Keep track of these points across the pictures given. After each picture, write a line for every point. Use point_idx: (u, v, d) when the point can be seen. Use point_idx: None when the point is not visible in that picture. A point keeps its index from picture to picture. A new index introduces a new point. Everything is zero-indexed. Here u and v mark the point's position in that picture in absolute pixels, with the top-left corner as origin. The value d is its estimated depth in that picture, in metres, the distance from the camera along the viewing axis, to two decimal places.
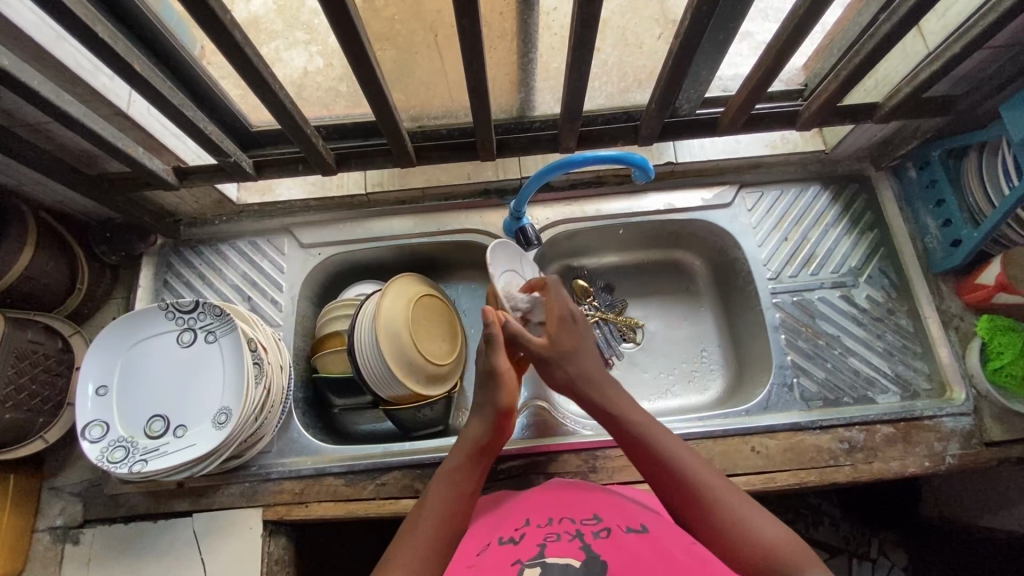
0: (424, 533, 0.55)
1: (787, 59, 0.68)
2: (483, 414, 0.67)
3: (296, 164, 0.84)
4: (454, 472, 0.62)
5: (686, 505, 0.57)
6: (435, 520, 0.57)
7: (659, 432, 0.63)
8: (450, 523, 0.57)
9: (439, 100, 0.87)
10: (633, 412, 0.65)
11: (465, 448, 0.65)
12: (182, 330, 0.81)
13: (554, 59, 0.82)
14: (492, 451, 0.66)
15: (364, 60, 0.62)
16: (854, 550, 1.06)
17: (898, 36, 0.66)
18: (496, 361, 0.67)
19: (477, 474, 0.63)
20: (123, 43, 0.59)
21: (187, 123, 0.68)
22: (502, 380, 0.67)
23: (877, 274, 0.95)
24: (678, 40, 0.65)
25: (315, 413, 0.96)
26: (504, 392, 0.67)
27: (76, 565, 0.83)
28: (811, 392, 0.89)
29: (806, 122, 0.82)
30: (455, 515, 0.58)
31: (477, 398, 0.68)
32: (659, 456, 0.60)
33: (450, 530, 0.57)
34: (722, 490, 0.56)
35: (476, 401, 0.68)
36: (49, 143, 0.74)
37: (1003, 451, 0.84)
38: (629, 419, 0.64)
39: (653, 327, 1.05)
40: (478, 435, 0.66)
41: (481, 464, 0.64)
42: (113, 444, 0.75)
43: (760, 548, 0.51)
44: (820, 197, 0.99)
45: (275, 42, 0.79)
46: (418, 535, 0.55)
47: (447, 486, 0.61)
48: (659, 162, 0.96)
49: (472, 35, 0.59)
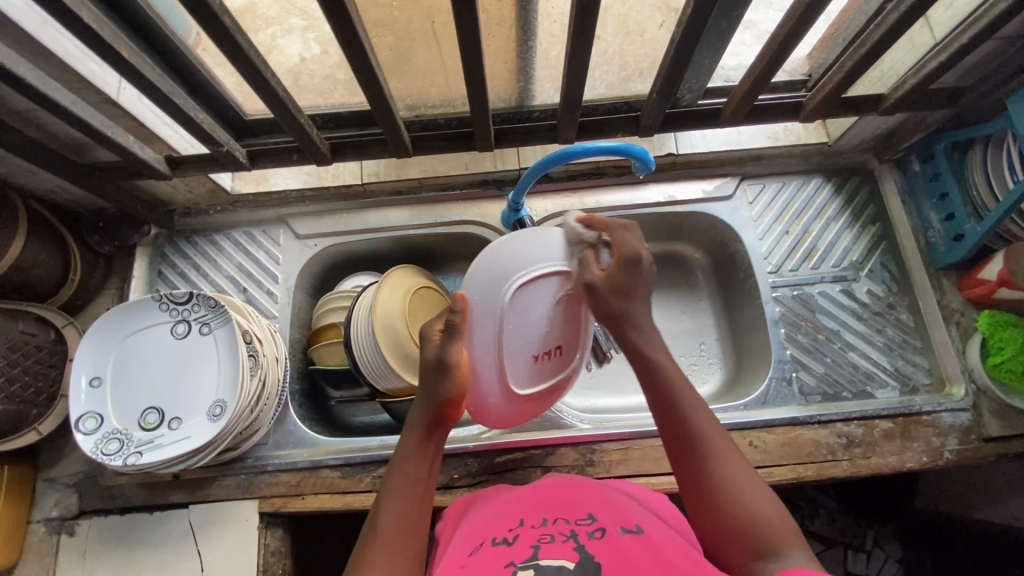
0: (391, 534, 0.56)
1: (792, 48, 0.67)
2: (427, 400, 0.64)
3: (290, 154, 0.83)
4: (405, 462, 0.62)
5: (684, 458, 0.58)
6: (401, 522, 0.58)
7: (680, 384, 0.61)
8: (412, 516, 0.58)
9: (436, 89, 0.85)
10: (662, 356, 0.63)
11: (413, 437, 0.64)
12: (176, 322, 0.80)
13: (554, 47, 0.80)
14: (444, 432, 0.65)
15: (358, 47, 0.61)
16: (849, 542, 1.07)
17: (906, 26, 0.64)
18: (447, 352, 0.63)
19: (429, 458, 0.63)
20: (110, 29, 0.57)
21: (178, 113, 0.67)
22: (453, 372, 0.63)
23: (878, 269, 0.95)
24: (680, 29, 0.64)
25: (311, 405, 0.95)
26: (452, 380, 0.63)
27: (72, 557, 0.83)
28: (809, 387, 0.89)
29: (810, 113, 0.81)
30: (416, 506, 0.59)
31: (426, 385, 0.64)
32: (674, 407, 0.60)
33: (409, 527, 0.57)
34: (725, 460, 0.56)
35: (423, 390, 0.64)
36: (38, 132, 0.72)
37: (1001, 446, 0.84)
38: (655, 362, 0.63)
39: (651, 320, 1.04)
40: (420, 425, 0.64)
41: (432, 446, 0.63)
42: (106, 436, 0.75)
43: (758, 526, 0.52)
44: (823, 189, 0.98)
45: (271, 29, 0.77)
46: (386, 540, 0.56)
47: (401, 482, 0.60)
48: (659, 154, 0.95)
49: (469, 23, 0.58)
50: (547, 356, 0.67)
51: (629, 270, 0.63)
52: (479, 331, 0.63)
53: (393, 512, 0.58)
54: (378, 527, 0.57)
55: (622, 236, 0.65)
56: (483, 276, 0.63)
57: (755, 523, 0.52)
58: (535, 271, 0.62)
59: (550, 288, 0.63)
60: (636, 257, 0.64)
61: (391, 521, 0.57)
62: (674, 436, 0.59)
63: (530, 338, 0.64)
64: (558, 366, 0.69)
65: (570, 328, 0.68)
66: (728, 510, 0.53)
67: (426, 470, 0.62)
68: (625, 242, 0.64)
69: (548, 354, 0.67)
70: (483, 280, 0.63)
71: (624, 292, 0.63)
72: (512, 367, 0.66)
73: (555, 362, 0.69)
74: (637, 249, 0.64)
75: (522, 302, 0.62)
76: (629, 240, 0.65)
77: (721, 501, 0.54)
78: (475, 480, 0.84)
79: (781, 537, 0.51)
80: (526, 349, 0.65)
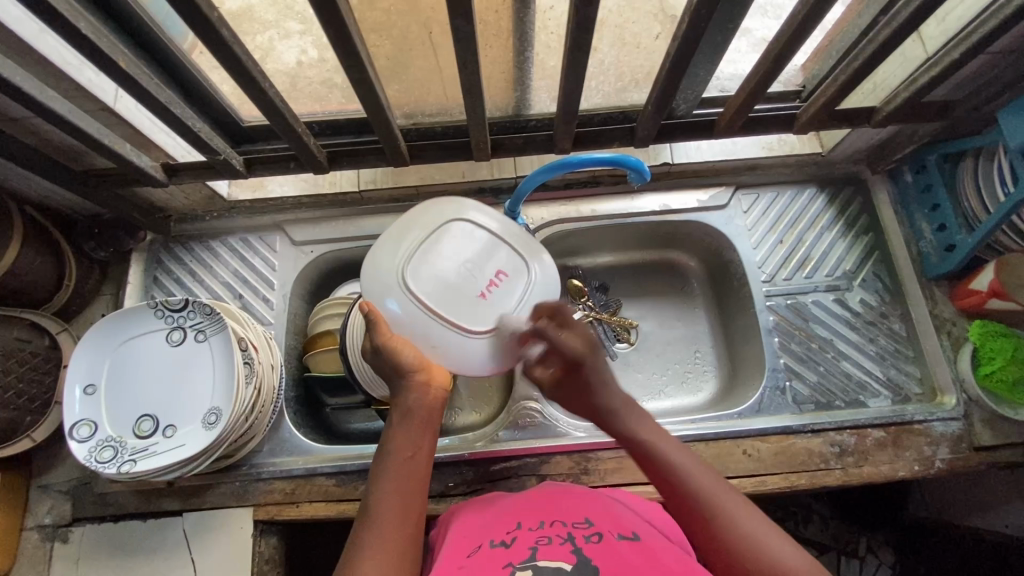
0: (382, 517, 0.54)
1: (785, 63, 0.68)
2: (398, 381, 0.63)
3: (287, 162, 0.82)
4: (392, 442, 0.59)
5: (695, 522, 0.54)
6: (394, 504, 0.55)
7: (671, 451, 0.59)
8: (404, 495, 0.56)
9: (434, 98, 0.86)
10: (645, 428, 0.61)
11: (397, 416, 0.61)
12: (172, 329, 0.80)
13: (550, 58, 0.81)
14: (428, 410, 0.62)
15: (355, 57, 0.61)
16: (843, 548, 1.09)
17: (898, 41, 0.65)
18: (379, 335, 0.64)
19: (413, 435, 0.60)
20: (107, 39, 0.57)
21: (175, 121, 0.67)
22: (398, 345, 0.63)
23: (871, 279, 0.95)
24: (675, 42, 0.64)
25: (305, 412, 0.95)
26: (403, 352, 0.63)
27: (65, 564, 0.82)
28: (803, 395, 0.90)
29: (803, 126, 0.82)
30: (408, 488, 0.56)
31: (387, 370, 0.64)
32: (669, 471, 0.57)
33: (408, 511, 0.55)
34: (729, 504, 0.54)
35: (385, 372, 0.64)
36: (34, 139, 0.72)
37: (992, 455, 0.85)
38: (642, 437, 0.60)
39: (646, 328, 1.05)
40: (400, 402, 0.62)
41: (416, 421, 0.61)
42: (101, 443, 0.75)
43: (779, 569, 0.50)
44: (816, 199, 0.99)
45: (268, 33, 0.78)
46: (379, 521, 0.53)
47: (390, 461, 0.58)
48: (655, 163, 0.96)
49: (467, 35, 0.58)
50: (493, 286, 0.67)
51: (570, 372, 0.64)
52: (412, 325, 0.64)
53: (385, 494, 0.56)
54: (370, 514, 0.54)
55: (557, 342, 0.64)
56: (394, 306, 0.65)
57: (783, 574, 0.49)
58: (402, 271, 0.65)
59: (423, 264, 0.66)
60: (577, 358, 0.63)
61: (381, 505, 0.55)
62: (678, 503, 0.56)
63: (461, 283, 0.66)
64: (514, 286, 0.67)
65: (477, 260, 0.67)
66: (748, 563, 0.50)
67: (414, 446, 0.59)
68: (565, 346, 0.64)
69: (493, 285, 0.67)
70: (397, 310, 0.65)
71: (583, 396, 0.64)
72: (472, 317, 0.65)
73: (507, 287, 0.67)
74: (575, 348, 0.64)
75: (420, 277, 0.65)
76: (569, 339, 0.64)
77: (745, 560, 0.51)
78: (469, 488, 0.84)
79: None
80: (464, 296, 0.66)
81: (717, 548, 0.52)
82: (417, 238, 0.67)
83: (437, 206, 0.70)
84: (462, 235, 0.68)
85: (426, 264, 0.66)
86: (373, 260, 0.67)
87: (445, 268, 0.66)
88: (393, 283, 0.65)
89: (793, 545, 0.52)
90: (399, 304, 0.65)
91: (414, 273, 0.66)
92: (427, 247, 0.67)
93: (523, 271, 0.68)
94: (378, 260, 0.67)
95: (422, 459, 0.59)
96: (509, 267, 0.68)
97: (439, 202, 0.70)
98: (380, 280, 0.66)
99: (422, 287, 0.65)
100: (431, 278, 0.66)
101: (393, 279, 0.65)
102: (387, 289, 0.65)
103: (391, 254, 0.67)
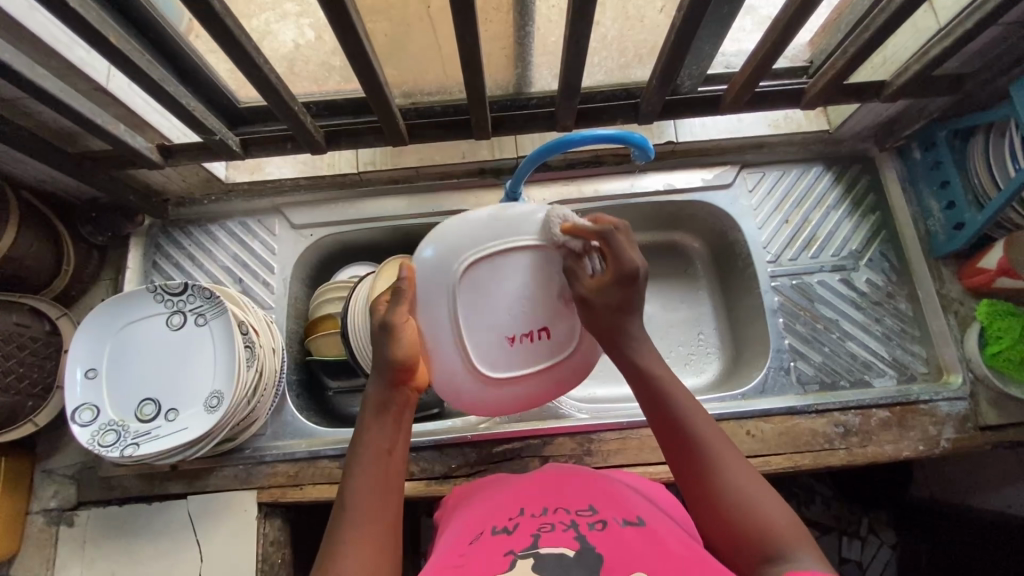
0: (362, 511, 0.53)
1: (792, 37, 0.66)
2: (378, 370, 0.60)
3: (284, 142, 0.81)
4: (366, 436, 0.58)
5: (687, 463, 0.55)
6: (370, 499, 0.54)
7: (677, 388, 0.59)
8: (380, 489, 0.55)
9: (434, 77, 0.84)
10: (659, 364, 0.60)
11: (373, 408, 0.59)
12: (172, 313, 0.80)
13: (552, 33, 0.79)
14: (407, 402, 0.60)
15: (352, 32, 0.59)
16: (844, 528, 1.08)
17: (910, 10, 0.63)
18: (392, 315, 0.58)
19: (390, 429, 0.59)
20: (97, 13, 0.56)
21: (169, 100, 0.66)
22: (398, 334, 0.59)
23: (877, 258, 0.94)
24: (679, 14, 0.62)
25: (307, 396, 0.95)
26: (399, 342, 0.58)
27: (71, 546, 0.83)
28: (807, 376, 0.89)
29: (810, 101, 0.80)
30: (385, 484, 0.56)
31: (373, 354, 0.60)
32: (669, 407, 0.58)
33: (385, 506, 0.55)
34: (723, 459, 0.54)
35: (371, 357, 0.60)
36: (26, 120, 0.71)
37: (997, 435, 0.84)
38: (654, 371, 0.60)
39: (649, 310, 1.04)
40: (379, 391, 0.60)
41: (393, 415, 0.59)
42: (103, 427, 0.75)
43: (762, 528, 0.49)
44: (822, 178, 0.97)
45: (265, 14, 0.73)
46: (355, 518, 0.53)
47: (366, 456, 0.57)
48: (659, 141, 0.94)
49: (465, 7, 0.56)
50: (527, 339, 0.60)
51: (619, 286, 0.58)
52: (436, 337, 0.59)
53: (360, 489, 0.55)
54: (347, 509, 0.54)
55: (621, 248, 0.58)
56: (427, 301, 0.59)
57: (766, 532, 0.49)
58: (456, 275, 0.57)
59: (480, 277, 0.58)
60: (634, 271, 0.58)
61: (358, 500, 0.54)
62: (674, 443, 0.56)
63: (503, 318, 0.58)
64: (551, 350, 0.61)
65: (541, 304, 0.59)
66: (734, 514, 0.51)
67: (391, 441, 0.58)
68: (626, 254, 0.58)
69: (531, 336, 0.60)
70: (428, 308, 0.59)
71: (622, 308, 0.59)
72: (489, 357, 0.60)
73: (542, 347, 0.61)
74: (634, 259, 0.58)
75: (469, 289, 0.58)
76: (629, 250, 0.58)
77: (729, 513, 0.51)
78: (473, 470, 0.84)
79: (794, 541, 0.48)
80: (495, 329, 0.59)
81: (703, 486, 0.53)
82: (483, 229, 0.58)
83: (534, 225, 0.58)
84: (530, 269, 0.58)
85: (478, 281, 0.58)
86: (441, 245, 0.58)
87: (496, 291, 0.58)
88: (439, 284, 0.58)
89: (779, 501, 0.51)
90: (433, 307, 0.58)
91: (464, 282, 0.58)
92: (492, 261, 0.58)
93: (555, 252, 0.59)
94: (443, 242, 0.58)
95: (397, 452, 0.58)
96: (557, 327, 0.60)
97: (535, 216, 0.59)
98: (431, 275, 0.58)
99: (466, 299, 0.58)
100: (478, 297, 0.58)
101: (443, 281, 0.57)
102: (431, 289, 0.58)
103: (455, 246, 0.58)
